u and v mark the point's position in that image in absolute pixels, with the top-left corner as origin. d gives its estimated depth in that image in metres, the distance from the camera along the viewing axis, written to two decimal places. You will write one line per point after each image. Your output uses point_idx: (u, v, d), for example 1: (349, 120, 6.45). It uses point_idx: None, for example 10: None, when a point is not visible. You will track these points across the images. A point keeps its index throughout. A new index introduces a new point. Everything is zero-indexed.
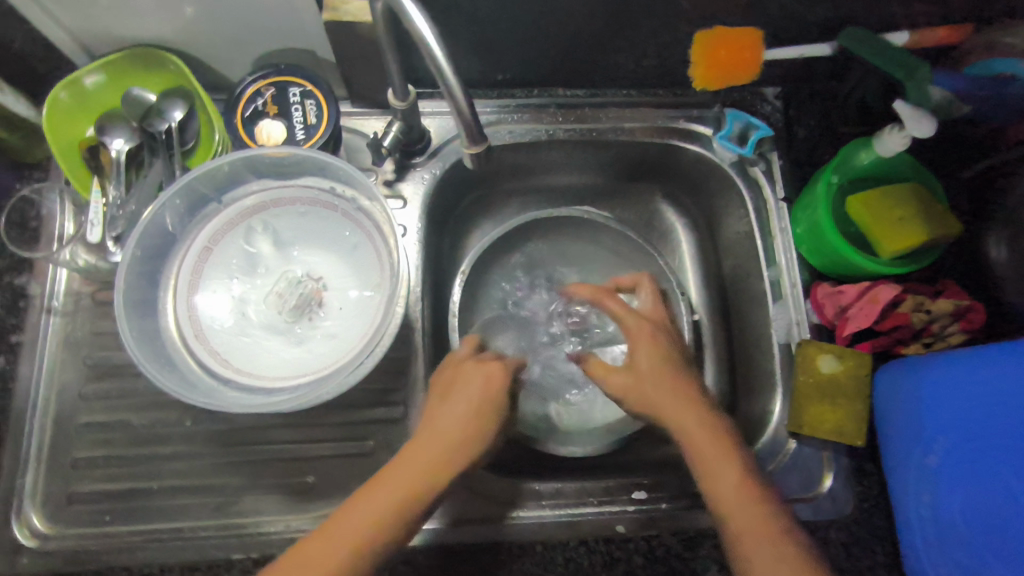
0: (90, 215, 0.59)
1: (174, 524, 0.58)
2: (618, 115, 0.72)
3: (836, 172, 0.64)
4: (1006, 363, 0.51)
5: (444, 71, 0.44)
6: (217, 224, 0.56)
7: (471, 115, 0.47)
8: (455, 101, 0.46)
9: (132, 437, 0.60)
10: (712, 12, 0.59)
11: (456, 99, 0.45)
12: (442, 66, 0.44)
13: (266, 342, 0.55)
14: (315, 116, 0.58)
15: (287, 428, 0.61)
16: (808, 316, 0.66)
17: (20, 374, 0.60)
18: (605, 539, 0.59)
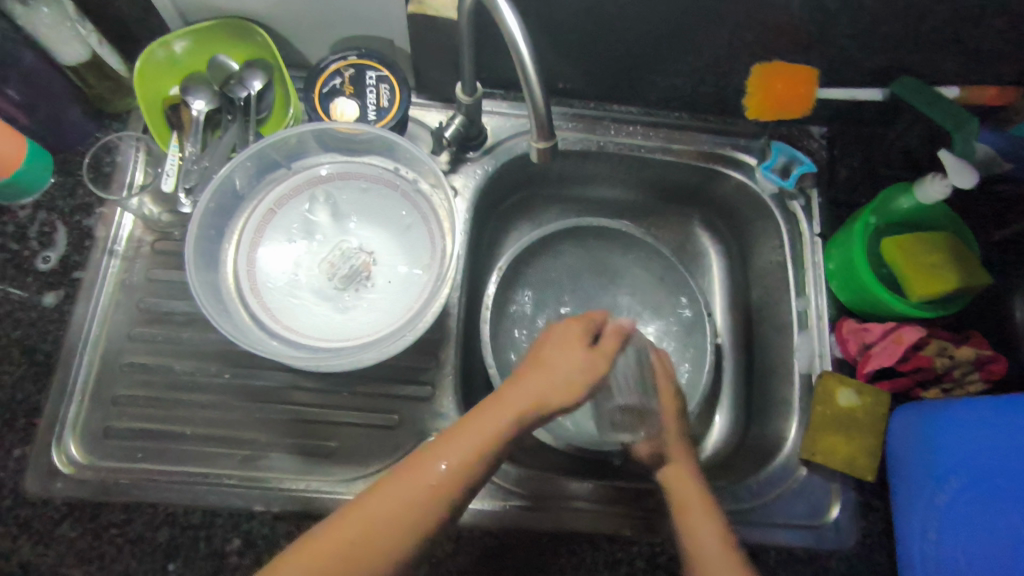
0: (165, 166, 0.62)
1: (202, 469, 0.60)
2: (667, 135, 0.75)
3: (874, 214, 0.66)
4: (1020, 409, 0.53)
5: (528, 70, 0.47)
6: (283, 189, 0.59)
7: (545, 111, 0.50)
8: (534, 99, 0.49)
9: (171, 381, 0.62)
10: (773, 46, 0.63)
11: (536, 97, 0.49)
12: (527, 65, 0.47)
13: (313, 305, 0.57)
14: (388, 99, 0.61)
15: (318, 392, 0.63)
16: (831, 350, 0.68)
17: (76, 311, 0.62)
18: (610, 538, 0.60)
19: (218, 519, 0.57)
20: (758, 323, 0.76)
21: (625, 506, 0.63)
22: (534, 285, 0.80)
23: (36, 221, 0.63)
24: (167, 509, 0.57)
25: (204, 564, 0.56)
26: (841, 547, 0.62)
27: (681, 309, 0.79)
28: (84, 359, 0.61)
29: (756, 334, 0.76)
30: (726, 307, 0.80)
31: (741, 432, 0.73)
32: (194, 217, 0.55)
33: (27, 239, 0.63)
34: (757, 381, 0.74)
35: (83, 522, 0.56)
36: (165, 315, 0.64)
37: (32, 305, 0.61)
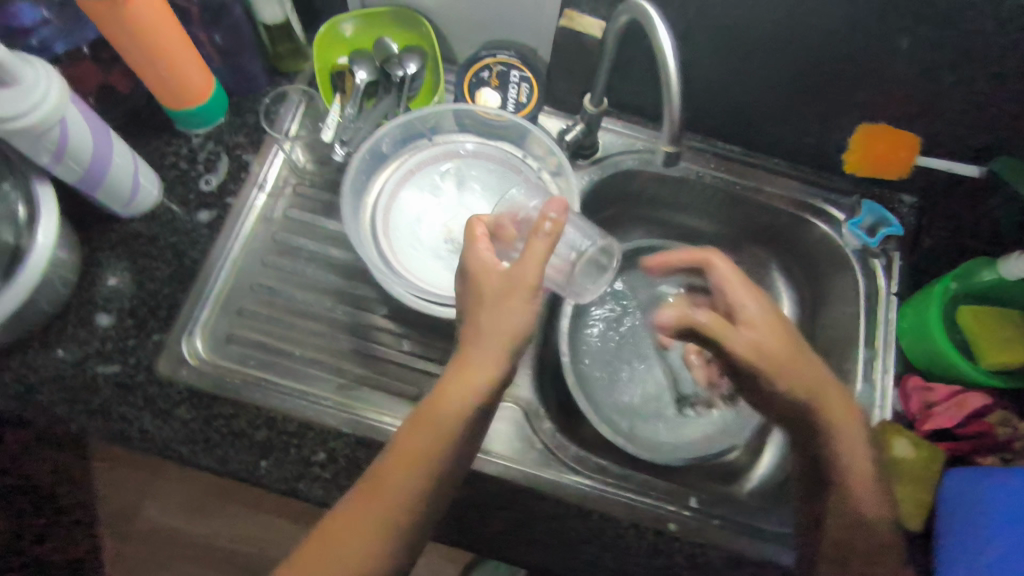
0: (325, 120, 0.68)
1: (303, 387, 0.66)
2: (764, 178, 0.80)
3: (956, 280, 0.69)
4: None
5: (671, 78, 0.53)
6: (425, 156, 0.67)
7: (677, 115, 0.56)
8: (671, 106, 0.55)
9: (289, 306, 0.70)
10: (882, 107, 0.68)
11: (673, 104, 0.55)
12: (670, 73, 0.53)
13: (432, 258, 0.65)
14: (525, 96, 0.67)
15: (413, 343, 0.70)
16: (892, 403, 0.71)
17: (223, 231, 0.70)
18: (654, 531, 0.64)
19: (311, 432, 0.64)
20: None
21: (672, 505, 0.65)
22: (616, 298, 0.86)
23: (204, 150, 0.73)
24: (268, 412, 0.64)
25: (294, 466, 0.63)
26: None
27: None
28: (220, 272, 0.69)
29: None
30: None
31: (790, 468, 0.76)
32: (353, 160, 0.63)
33: (196, 162, 0.73)
34: None
35: (199, 408, 0.64)
36: (292, 249, 0.72)
37: (190, 218, 0.71)
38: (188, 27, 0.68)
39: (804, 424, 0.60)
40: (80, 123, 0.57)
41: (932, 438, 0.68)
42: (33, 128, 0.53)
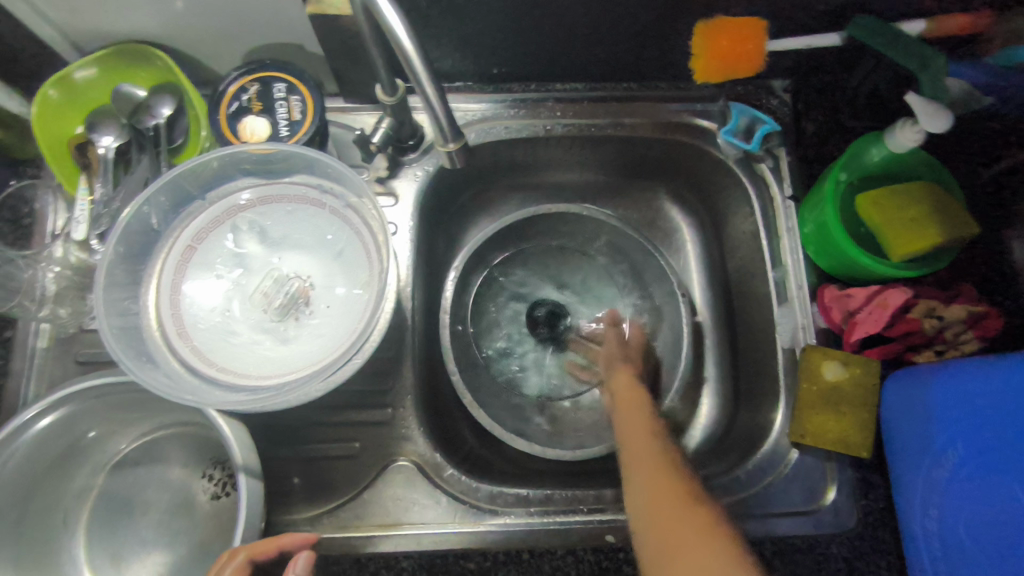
0: (76, 212, 0.57)
1: (178, 539, 0.55)
2: (617, 110, 0.69)
3: (846, 169, 0.61)
4: (1008, 380, 0.51)
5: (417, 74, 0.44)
6: (202, 221, 0.55)
7: (444, 117, 0.49)
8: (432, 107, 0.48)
9: (128, 445, 0.58)
10: (712, 2, 0.56)
11: (433, 104, 0.47)
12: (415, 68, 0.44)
13: (254, 341, 0.53)
14: (299, 111, 0.56)
15: (286, 416, 0.61)
16: (814, 320, 0.63)
17: (12, 373, 0.60)
18: (593, 549, 0.57)
19: None
20: (737, 297, 0.72)
21: (606, 513, 0.57)
22: (514, 287, 0.76)
23: None
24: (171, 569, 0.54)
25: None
26: (843, 530, 0.58)
27: (641, 274, 0.75)
28: (237, 455, 0.49)
29: (736, 309, 0.72)
30: (704, 283, 0.77)
31: (730, 414, 0.70)
32: (103, 247, 0.51)
33: None
34: (742, 362, 0.70)
35: None
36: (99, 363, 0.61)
37: None
38: None
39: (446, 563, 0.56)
40: None
41: (859, 348, 0.61)
42: None
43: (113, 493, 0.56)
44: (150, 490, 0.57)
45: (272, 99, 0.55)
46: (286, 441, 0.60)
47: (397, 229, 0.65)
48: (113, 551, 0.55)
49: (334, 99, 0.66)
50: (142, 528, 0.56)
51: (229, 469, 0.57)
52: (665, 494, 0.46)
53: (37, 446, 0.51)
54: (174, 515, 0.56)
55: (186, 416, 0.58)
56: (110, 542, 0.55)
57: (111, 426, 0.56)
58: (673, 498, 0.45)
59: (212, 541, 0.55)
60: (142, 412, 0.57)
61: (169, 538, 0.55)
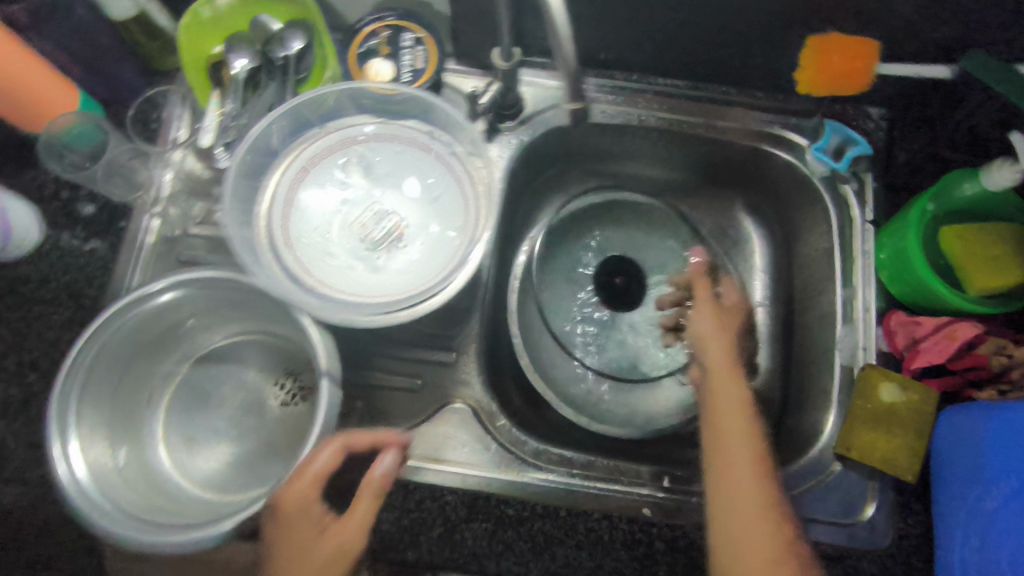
0: (205, 122, 0.60)
1: (246, 436, 0.60)
2: (712, 111, 0.71)
3: (933, 200, 0.62)
4: None
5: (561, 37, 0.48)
6: (318, 148, 0.58)
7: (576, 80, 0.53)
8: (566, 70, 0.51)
9: (213, 342, 0.62)
10: (831, 16, 0.58)
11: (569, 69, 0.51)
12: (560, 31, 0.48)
13: (349, 264, 0.57)
14: (423, 61, 0.58)
15: (356, 344, 0.64)
16: (877, 343, 0.65)
17: (119, 260, 0.64)
18: (628, 518, 0.59)
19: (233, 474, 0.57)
20: (799, 311, 0.73)
21: (646, 488, 0.59)
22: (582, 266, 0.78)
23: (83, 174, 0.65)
24: (239, 458, 0.59)
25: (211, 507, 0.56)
26: (875, 548, 0.59)
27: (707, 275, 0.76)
28: (322, 359, 0.52)
29: (797, 323, 0.73)
30: (767, 294, 0.78)
31: (774, 422, 0.71)
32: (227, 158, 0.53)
33: (78, 188, 0.65)
34: (794, 374, 0.72)
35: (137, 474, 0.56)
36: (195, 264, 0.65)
37: (82, 249, 0.64)
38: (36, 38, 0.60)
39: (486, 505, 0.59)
40: None
41: (920, 376, 0.62)
42: None
43: (195, 381, 0.61)
44: (227, 386, 0.61)
45: (401, 45, 0.58)
46: (353, 367, 0.64)
47: None
48: (188, 433, 0.59)
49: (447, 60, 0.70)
50: (216, 417, 0.60)
51: (300, 381, 0.61)
52: (751, 507, 0.47)
53: (138, 327, 0.56)
54: (245, 413, 0.60)
55: (272, 327, 0.62)
56: (187, 424, 0.60)
57: (205, 321, 0.60)
58: (757, 514, 0.47)
59: (277, 443, 0.59)
60: (234, 314, 0.61)
61: (238, 432, 0.60)
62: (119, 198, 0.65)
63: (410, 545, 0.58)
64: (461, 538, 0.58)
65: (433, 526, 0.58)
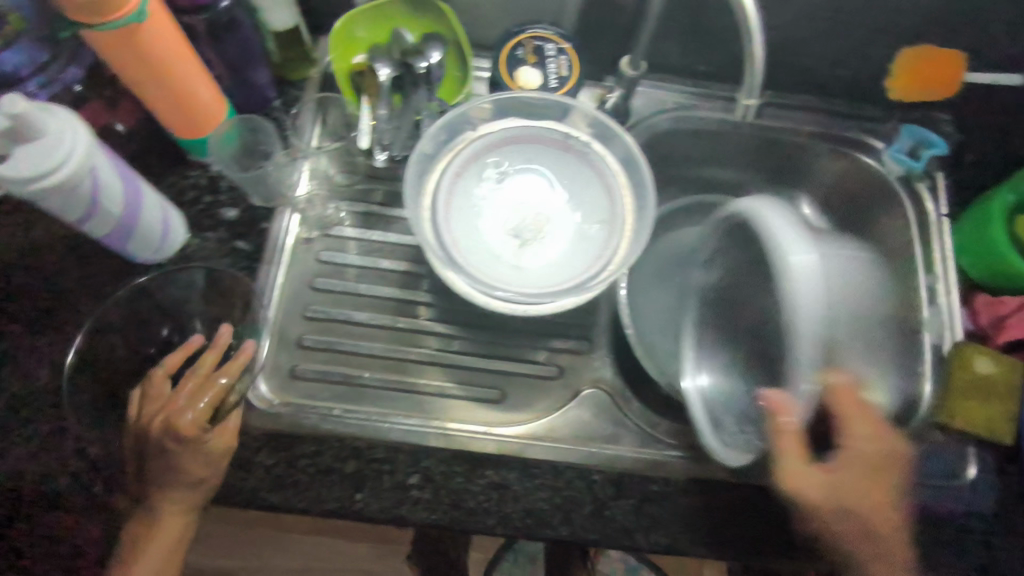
0: (360, 124, 0.64)
1: (382, 411, 0.64)
2: (798, 119, 0.78)
3: (1012, 191, 0.69)
4: None
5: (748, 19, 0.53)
6: (466, 154, 0.62)
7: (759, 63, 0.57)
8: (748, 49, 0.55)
9: (352, 329, 0.67)
10: (923, 31, 0.66)
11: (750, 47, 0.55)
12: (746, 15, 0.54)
13: (503, 261, 0.61)
14: (566, 69, 0.64)
15: (484, 342, 0.68)
16: (958, 322, 0.72)
17: (264, 261, 0.67)
18: (760, 491, 0.64)
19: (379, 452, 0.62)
20: None
21: None
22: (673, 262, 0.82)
23: (223, 177, 0.68)
24: (400, 441, 0.62)
25: (344, 484, 0.60)
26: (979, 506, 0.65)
27: None
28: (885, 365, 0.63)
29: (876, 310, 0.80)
30: None
31: None
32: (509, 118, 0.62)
33: (219, 192, 0.68)
34: None
35: (280, 450, 0.61)
36: (331, 259, 0.69)
37: (227, 251, 0.66)
38: (197, 48, 0.62)
39: (631, 484, 0.63)
40: (109, 170, 0.52)
41: (1005, 350, 0.69)
42: (57, 187, 0.47)
43: (339, 362, 0.66)
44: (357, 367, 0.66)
45: (545, 55, 0.64)
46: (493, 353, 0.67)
47: None
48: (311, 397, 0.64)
49: None
50: (343, 387, 0.65)
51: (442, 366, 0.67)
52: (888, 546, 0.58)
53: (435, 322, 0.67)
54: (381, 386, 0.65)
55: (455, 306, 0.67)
56: (312, 392, 0.64)
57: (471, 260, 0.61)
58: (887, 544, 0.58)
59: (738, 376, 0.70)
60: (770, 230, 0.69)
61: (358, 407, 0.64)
62: (263, 199, 0.68)
63: (564, 523, 0.61)
64: (610, 514, 0.62)
65: (584, 503, 0.62)
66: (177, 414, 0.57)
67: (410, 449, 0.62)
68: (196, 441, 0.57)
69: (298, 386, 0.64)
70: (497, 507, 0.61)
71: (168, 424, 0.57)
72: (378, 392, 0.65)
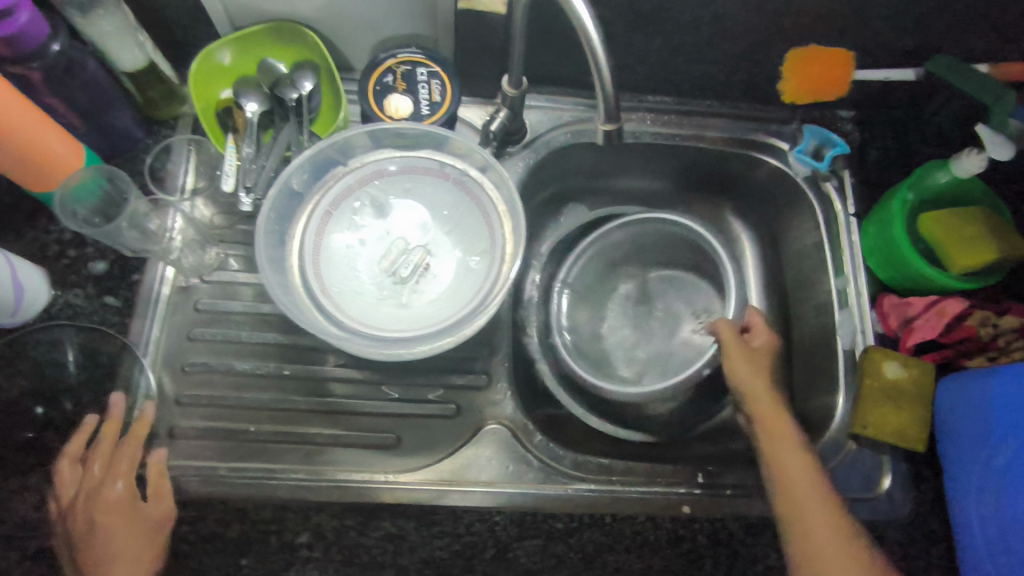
0: (225, 166, 0.61)
1: (268, 465, 0.60)
2: (701, 123, 0.76)
3: (912, 190, 0.67)
4: None
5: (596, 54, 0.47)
6: (336, 189, 0.58)
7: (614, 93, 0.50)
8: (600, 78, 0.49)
9: (234, 381, 0.63)
10: (809, 30, 0.64)
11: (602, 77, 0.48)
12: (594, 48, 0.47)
13: (381, 303, 0.57)
14: (439, 94, 0.61)
15: (377, 385, 0.64)
16: (872, 326, 0.69)
17: (136, 314, 0.63)
18: (670, 517, 0.62)
19: (264, 510, 0.58)
20: (796, 304, 0.77)
21: (683, 486, 0.63)
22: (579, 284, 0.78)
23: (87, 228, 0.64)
24: (286, 499, 0.59)
25: (227, 550, 0.57)
26: (897, 516, 0.63)
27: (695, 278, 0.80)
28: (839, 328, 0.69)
29: (795, 314, 0.77)
30: (762, 291, 0.81)
31: (785, 408, 0.75)
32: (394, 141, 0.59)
33: (85, 244, 0.64)
34: (799, 363, 0.75)
35: None
36: (207, 305, 0.64)
37: (95, 307, 0.62)
38: (38, 95, 0.58)
39: (532, 524, 0.60)
40: None
41: (915, 352, 0.67)
42: None
43: (221, 417, 0.62)
44: (239, 421, 0.62)
45: (415, 81, 0.60)
46: (390, 394, 0.64)
47: None
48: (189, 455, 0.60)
49: None
50: (226, 444, 0.61)
51: (332, 410, 0.63)
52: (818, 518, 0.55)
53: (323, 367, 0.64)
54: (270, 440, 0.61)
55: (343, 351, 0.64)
56: (190, 450, 0.60)
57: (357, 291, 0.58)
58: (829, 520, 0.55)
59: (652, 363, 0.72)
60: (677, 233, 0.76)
61: (244, 467, 0.60)
62: (131, 250, 0.62)
63: (464, 570, 0.58)
64: (513, 557, 0.59)
65: (485, 548, 0.59)
66: (105, 487, 0.56)
67: (298, 507, 0.58)
68: (133, 511, 0.55)
69: (177, 448, 0.60)
70: (393, 561, 0.58)
71: (92, 502, 0.55)
72: (263, 446, 0.61)
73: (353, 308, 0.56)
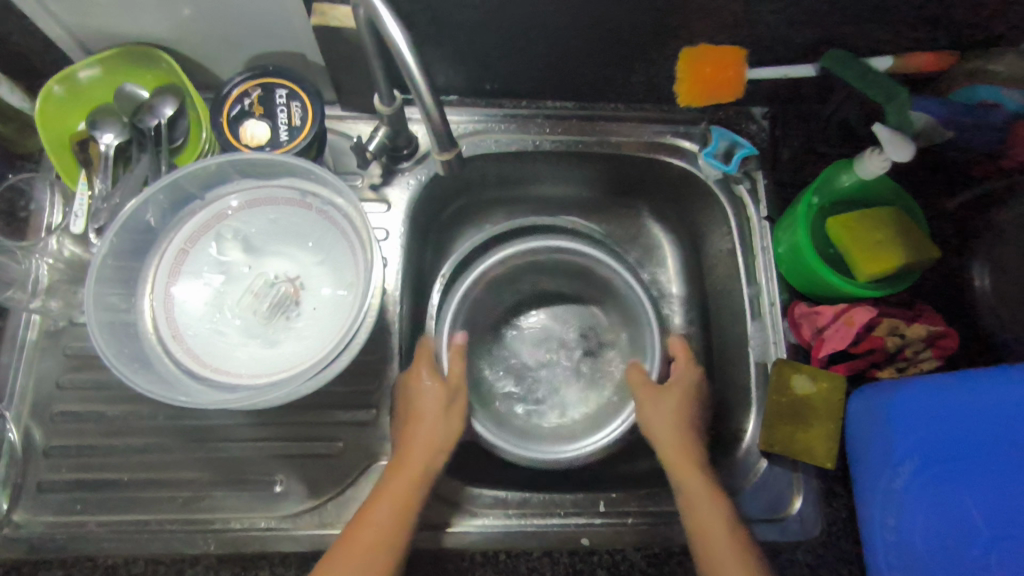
0: (74, 206, 0.60)
1: (141, 516, 0.58)
2: (605, 128, 0.72)
3: (817, 193, 0.64)
4: (985, 396, 0.52)
5: (415, 80, 0.46)
6: (193, 226, 0.56)
7: (442, 122, 0.50)
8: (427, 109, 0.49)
9: (105, 427, 0.60)
10: (699, 30, 0.59)
11: (427, 106, 0.48)
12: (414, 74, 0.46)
13: (241, 344, 0.54)
14: (299, 117, 0.58)
15: (257, 425, 0.61)
16: (785, 336, 0.66)
17: (0, 361, 0.60)
18: (568, 552, 0.59)
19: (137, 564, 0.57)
20: (714, 312, 0.73)
21: (583, 517, 0.60)
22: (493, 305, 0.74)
23: None
24: (157, 552, 0.56)
25: None
26: (807, 538, 0.61)
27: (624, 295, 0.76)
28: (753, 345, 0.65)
29: (714, 324, 0.74)
30: (684, 298, 0.78)
31: None
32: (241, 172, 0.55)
33: None
34: (717, 375, 0.72)
35: None
36: (76, 350, 0.61)
37: None
38: None
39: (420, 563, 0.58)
40: None
41: (827, 363, 0.64)
42: None
43: (91, 467, 0.59)
44: (109, 470, 0.59)
45: (274, 104, 0.58)
46: (271, 435, 0.61)
47: (387, 235, 0.66)
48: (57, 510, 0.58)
49: (331, 107, 0.68)
50: (98, 495, 0.58)
51: (210, 454, 0.60)
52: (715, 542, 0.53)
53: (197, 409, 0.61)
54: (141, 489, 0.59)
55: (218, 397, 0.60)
56: (59, 504, 0.58)
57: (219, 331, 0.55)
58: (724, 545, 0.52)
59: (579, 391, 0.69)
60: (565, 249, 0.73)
61: (113, 515, 0.58)
62: None
63: None
64: None
65: None
66: None
67: (173, 561, 0.57)
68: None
69: (44, 501, 0.58)
70: None
71: None
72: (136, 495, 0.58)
73: (210, 353, 0.53)
